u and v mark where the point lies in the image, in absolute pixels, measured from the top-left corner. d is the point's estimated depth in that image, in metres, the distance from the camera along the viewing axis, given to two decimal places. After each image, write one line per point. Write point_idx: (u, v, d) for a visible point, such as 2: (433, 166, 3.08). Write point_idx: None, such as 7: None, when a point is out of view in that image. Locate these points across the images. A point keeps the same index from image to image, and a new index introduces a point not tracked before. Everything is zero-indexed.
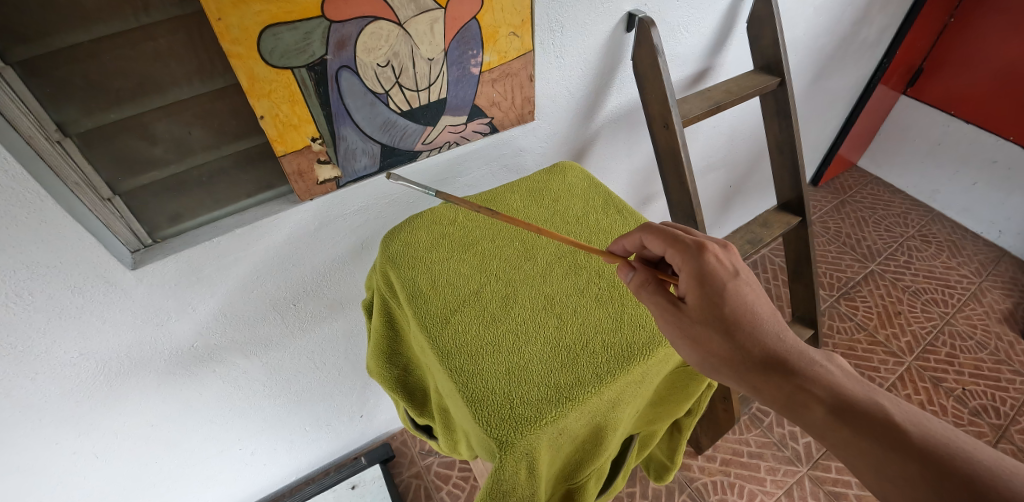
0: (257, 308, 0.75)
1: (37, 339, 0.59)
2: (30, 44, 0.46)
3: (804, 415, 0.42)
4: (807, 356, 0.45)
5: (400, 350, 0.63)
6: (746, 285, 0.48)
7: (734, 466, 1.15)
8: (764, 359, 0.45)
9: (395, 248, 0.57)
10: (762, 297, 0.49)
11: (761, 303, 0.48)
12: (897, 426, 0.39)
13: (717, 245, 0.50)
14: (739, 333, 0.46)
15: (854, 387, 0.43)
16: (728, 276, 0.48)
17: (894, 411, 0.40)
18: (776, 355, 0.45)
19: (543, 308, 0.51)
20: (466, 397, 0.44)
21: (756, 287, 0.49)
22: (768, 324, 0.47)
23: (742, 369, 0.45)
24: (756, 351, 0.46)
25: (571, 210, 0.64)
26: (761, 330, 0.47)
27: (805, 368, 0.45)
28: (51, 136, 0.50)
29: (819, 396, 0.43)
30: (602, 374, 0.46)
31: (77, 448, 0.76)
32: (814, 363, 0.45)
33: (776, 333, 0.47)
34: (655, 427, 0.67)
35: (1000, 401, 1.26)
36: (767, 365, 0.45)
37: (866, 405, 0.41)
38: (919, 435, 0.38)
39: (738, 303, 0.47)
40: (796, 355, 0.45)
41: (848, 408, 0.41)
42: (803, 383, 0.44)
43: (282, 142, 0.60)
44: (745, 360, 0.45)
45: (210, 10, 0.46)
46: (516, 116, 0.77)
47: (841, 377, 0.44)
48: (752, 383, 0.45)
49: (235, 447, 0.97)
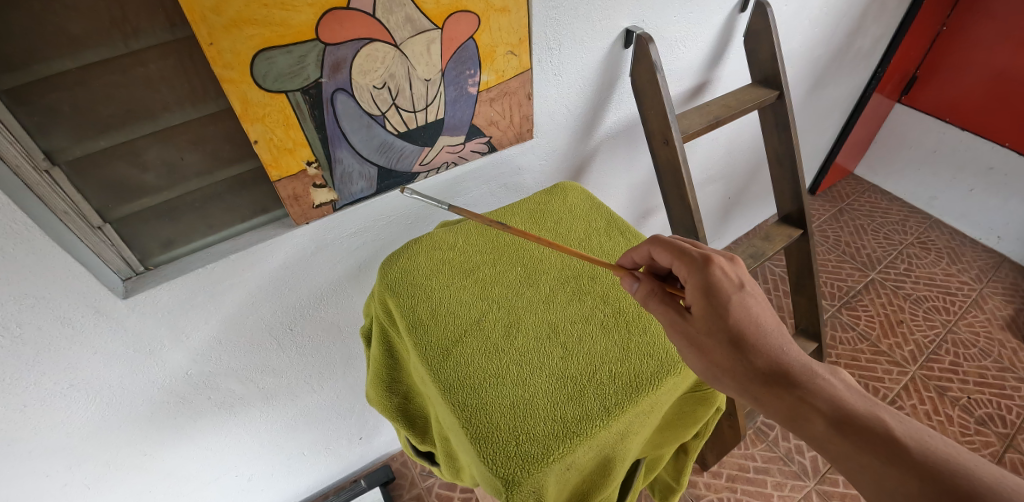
0: (253, 334, 0.73)
1: (25, 372, 0.57)
2: (16, 72, 0.44)
3: (806, 428, 0.41)
4: (810, 370, 0.44)
5: (401, 377, 0.61)
6: (751, 297, 0.47)
7: (740, 483, 1.13)
8: (767, 371, 0.44)
9: (392, 275, 0.55)
10: (767, 309, 0.48)
11: (765, 316, 0.47)
12: (897, 441, 0.38)
13: (724, 258, 0.49)
14: (744, 346, 0.45)
15: (856, 400, 0.42)
16: (733, 288, 0.47)
17: (895, 425, 0.39)
18: (779, 367, 0.44)
19: (548, 338, 0.50)
20: (470, 434, 0.42)
21: (762, 300, 0.48)
22: (772, 335, 0.46)
23: (745, 381, 0.44)
24: (759, 362, 0.44)
25: (573, 232, 0.62)
26: (765, 342, 0.45)
27: (807, 381, 0.43)
28: (39, 165, 0.48)
29: (820, 408, 0.41)
30: (610, 406, 0.44)
31: (68, 481, 0.73)
32: (816, 376, 0.44)
33: (779, 346, 0.45)
34: (661, 452, 0.65)
35: (1006, 409, 1.25)
36: (771, 377, 0.44)
37: (868, 420, 0.40)
38: (920, 449, 0.37)
39: (743, 316, 0.46)
40: (799, 367, 0.44)
41: (848, 421, 0.40)
42: (805, 395, 0.42)
43: (277, 167, 0.59)
44: (747, 371, 0.44)
45: (201, 35, 0.45)
46: (515, 135, 0.76)
47: (845, 391, 0.42)
48: (755, 395, 0.44)
49: (230, 474, 0.94)
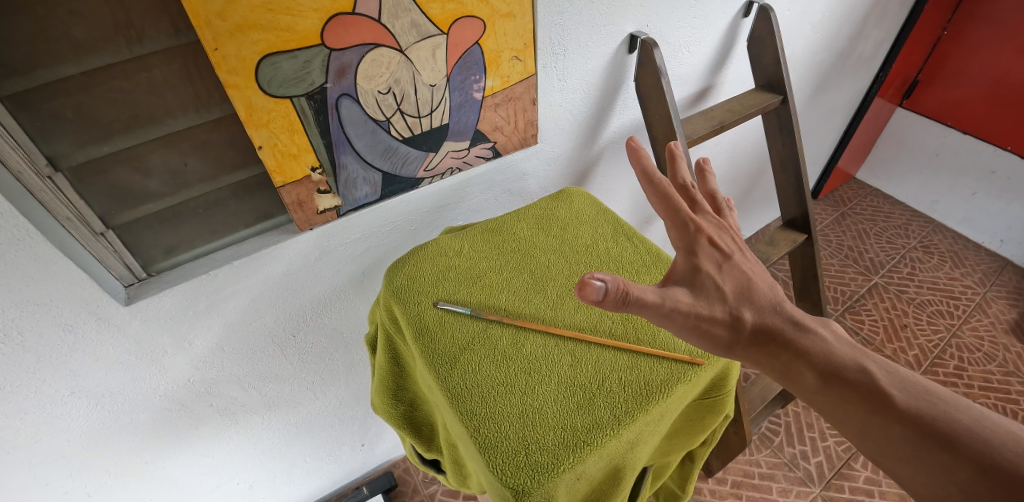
0: (255, 341, 0.73)
1: (26, 378, 0.56)
2: (20, 77, 0.44)
3: (799, 382, 0.44)
4: (803, 325, 0.46)
5: (407, 386, 0.60)
6: (740, 265, 0.48)
7: (745, 489, 1.12)
8: (763, 327, 0.45)
9: (399, 283, 0.55)
10: (757, 271, 0.49)
11: (756, 279, 0.48)
12: (884, 392, 0.41)
13: (713, 227, 0.50)
14: (744, 302, 0.46)
15: (845, 351, 0.44)
16: (723, 256, 0.48)
17: (880, 375, 0.42)
18: (774, 326, 0.45)
19: (556, 346, 0.49)
20: (478, 445, 0.42)
21: (748, 265, 0.49)
22: (765, 296, 0.47)
23: (742, 342, 0.45)
24: (754, 322, 0.45)
25: (580, 238, 0.61)
26: (759, 303, 0.46)
27: (800, 337, 0.45)
28: (41, 172, 0.48)
29: (813, 364, 0.44)
30: (620, 414, 0.43)
31: (69, 489, 0.72)
32: (809, 331, 0.45)
33: (773, 305, 0.47)
34: (670, 459, 0.65)
35: (1011, 414, 1.24)
36: (766, 337, 0.45)
37: (856, 373, 0.43)
38: (903, 398, 0.41)
39: (733, 282, 0.47)
40: (793, 324, 0.46)
41: (839, 375, 0.43)
42: (800, 352, 0.44)
43: (281, 173, 0.58)
44: (743, 332, 0.45)
45: (206, 40, 0.44)
46: (519, 140, 0.75)
47: (835, 342, 0.45)
48: (751, 355, 0.45)
49: (232, 481, 0.93)
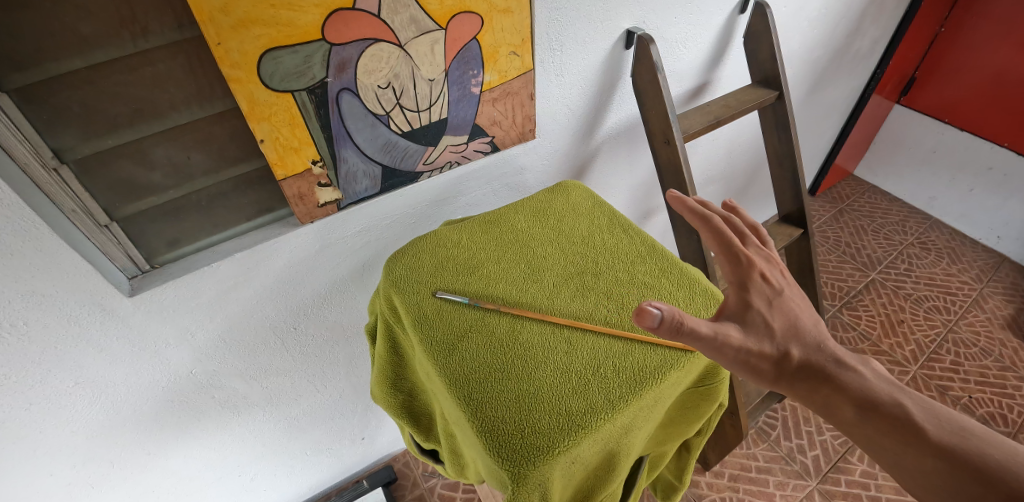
0: (257, 333, 0.74)
1: (32, 369, 0.57)
2: (27, 71, 0.45)
3: (834, 414, 0.43)
4: (842, 359, 0.45)
5: (405, 375, 0.61)
6: (791, 300, 0.47)
7: (742, 482, 1.13)
8: (809, 363, 0.45)
9: (398, 272, 0.56)
10: (806, 307, 0.48)
11: (803, 314, 0.48)
12: (921, 428, 0.40)
13: (767, 261, 0.49)
14: (792, 339, 0.46)
15: (884, 387, 0.43)
16: (774, 291, 0.47)
17: (918, 411, 0.41)
18: (816, 359, 0.45)
19: (553, 333, 0.50)
20: (476, 428, 0.43)
21: (799, 301, 0.48)
22: (808, 330, 0.47)
23: (783, 373, 0.45)
24: (796, 355, 0.45)
25: (576, 229, 0.62)
26: (803, 337, 0.46)
27: (839, 371, 0.44)
28: (47, 164, 0.49)
29: (851, 397, 0.43)
30: (614, 399, 0.44)
31: (72, 480, 0.73)
32: (849, 366, 0.45)
33: (817, 340, 0.46)
34: (665, 448, 0.66)
35: (1007, 408, 1.25)
36: (807, 370, 0.45)
37: (894, 408, 0.42)
38: (940, 433, 0.40)
39: (782, 317, 0.46)
40: (834, 358, 0.45)
41: (876, 409, 0.42)
42: (839, 385, 0.44)
43: (283, 166, 0.59)
44: (785, 363, 0.45)
45: (210, 35, 0.45)
46: (517, 135, 0.76)
47: (874, 379, 0.44)
48: (790, 387, 0.45)
49: (233, 474, 0.94)
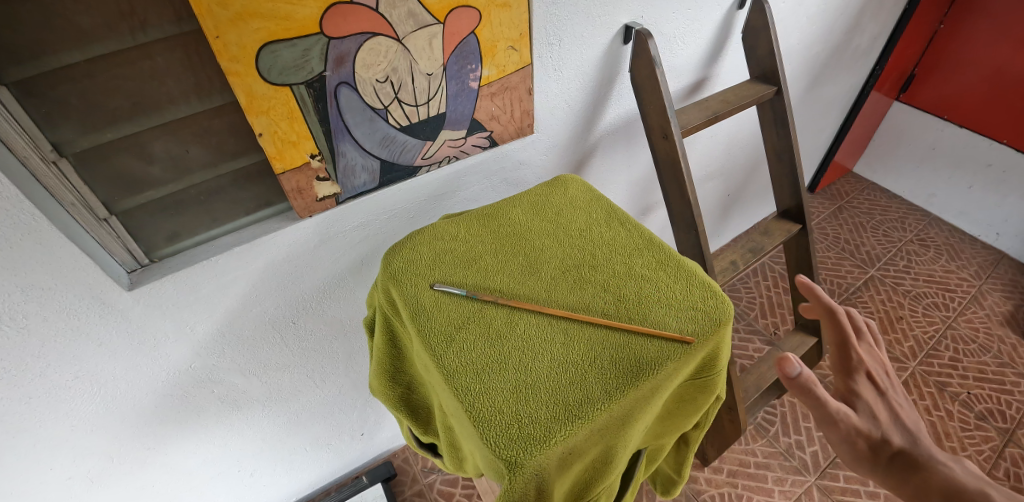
0: (257, 328, 0.74)
1: (32, 363, 0.58)
2: (26, 64, 0.45)
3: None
4: (934, 455, 0.46)
5: (403, 368, 0.61)
6: (894, 400, 0.51)
7: (741, 478, 1.14)
8: (908, 454, 0.47)
9: (396, 265, 0.56)
10: (915, 412, 0.50)
11: (908, 414, 0.50)
12: None
13: (878, 365, 0.53)
14: (893, 429, 0.49)
15: (971, 482, 0.43)
16: (879, 388, 0.51)
17: None
18: (911, 452, 0.47)
19: (550, 325, 0.50)
20: (472, 418, 0.43)
21: (909, 406, 0.51)
22: (907, 424, 0.49)
23: (875, 455, 0.47)
24: (891, 441, 0.48)
25: (574, 223, 0.62)
26: (897, 427, 0.49)
27: (927, 463, 0.46)
28: (46, 157, 0.49)
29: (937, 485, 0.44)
30: (610, 390, 0.45)
31: (72, 474, 0.74)
32: (940, 462, 0.46)
33: (913, 435, 0.48)
34: (663, 442, 0.66)
35: (1005, 404, 1.25)
36: (896, 455, 0.47)
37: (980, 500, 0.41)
38: None
39: (885, 411, 0.50)
40: (925, 452, 0.47)
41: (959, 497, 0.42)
42: (926, 474, 0.45)
43: (281, 159, 0.59)
44: (879, 447, 0.48)
45: (208, 28, 0.46)
46: (515, 130, 0.76)
47: (963, 475, 0.44)
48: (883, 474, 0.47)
49: (233, 468, 0.95)
